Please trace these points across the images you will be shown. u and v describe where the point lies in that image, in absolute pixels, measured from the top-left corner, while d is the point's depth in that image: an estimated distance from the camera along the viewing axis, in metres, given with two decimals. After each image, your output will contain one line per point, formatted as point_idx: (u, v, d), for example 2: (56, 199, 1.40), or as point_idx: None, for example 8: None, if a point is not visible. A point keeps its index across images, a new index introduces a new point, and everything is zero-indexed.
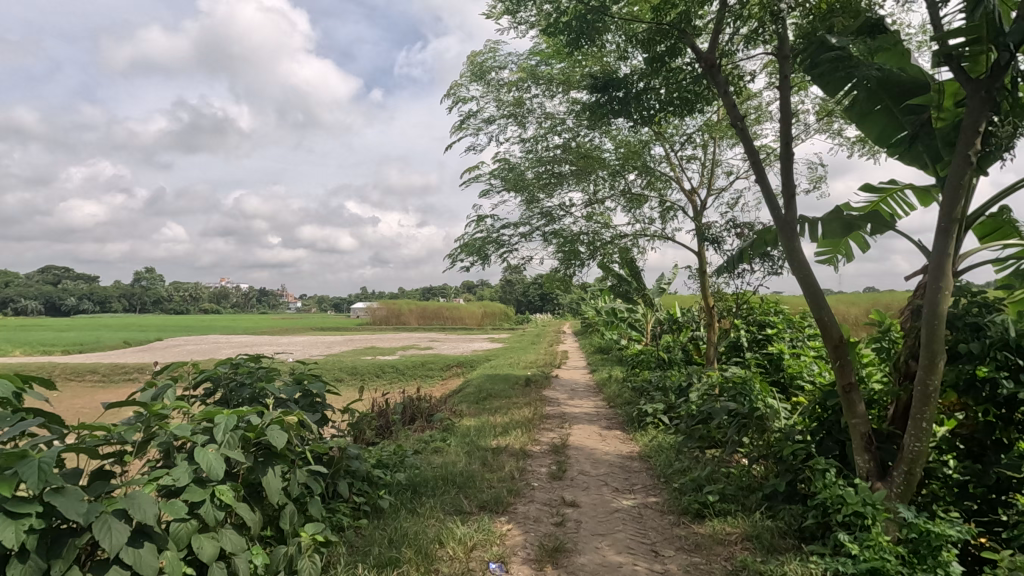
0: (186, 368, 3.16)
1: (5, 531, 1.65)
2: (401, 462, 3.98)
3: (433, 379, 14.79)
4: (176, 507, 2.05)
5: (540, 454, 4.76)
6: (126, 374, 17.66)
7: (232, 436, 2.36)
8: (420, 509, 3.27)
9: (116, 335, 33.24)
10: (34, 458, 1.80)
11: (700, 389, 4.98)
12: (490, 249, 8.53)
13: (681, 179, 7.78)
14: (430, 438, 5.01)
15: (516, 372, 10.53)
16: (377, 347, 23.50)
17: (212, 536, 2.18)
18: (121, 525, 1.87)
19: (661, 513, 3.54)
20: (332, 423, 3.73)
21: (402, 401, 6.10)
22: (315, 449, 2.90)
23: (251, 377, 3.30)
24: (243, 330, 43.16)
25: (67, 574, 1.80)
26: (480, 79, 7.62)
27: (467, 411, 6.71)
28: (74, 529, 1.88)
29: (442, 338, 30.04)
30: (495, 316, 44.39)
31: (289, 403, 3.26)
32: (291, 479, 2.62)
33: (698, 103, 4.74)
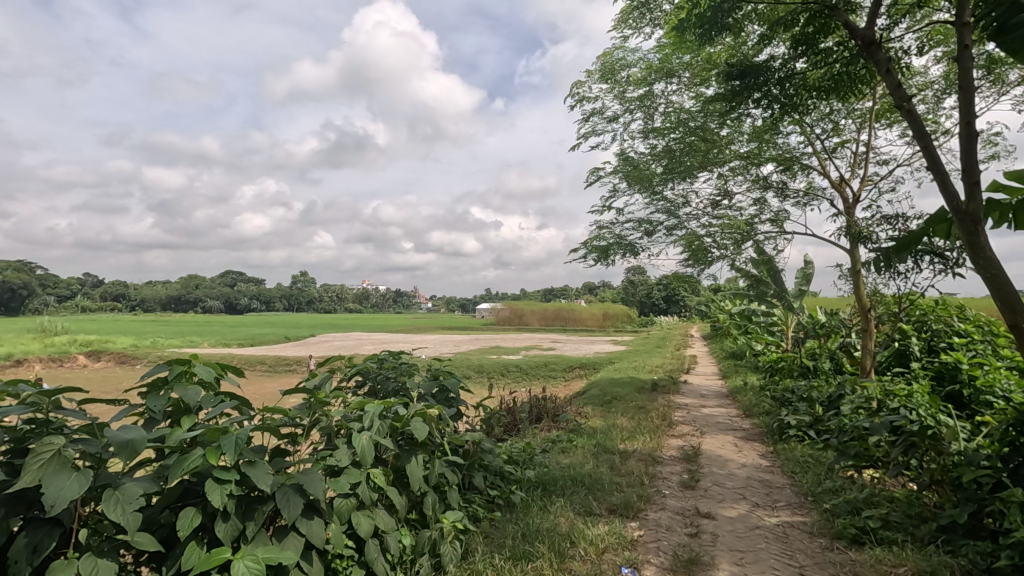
0: (344, 360, 3.52)
1: (214, 493, 1.96)
2: (530, 460, 4.08)
3: (556, 380, 14.94)
4: (340, 486, 2.29)
5: (670, 461, 4.60)
6: (288, 366, 20.25)
7: (382, 425, 2.58)
8: (551, 507, 3.33)
9: (278, 331, 37.93)
10: (233, 434, 2.12)
11: (853, 402, 4.49)
12: (614, 249, 8.42)
13: (827, 170, 7.10)
14: (557, 438, 5.08)
15: (640, 376, 10.25)
16: (501, 347, 24.27)
17: (368, 514, 2.41)
18: (296, 498, 2.12)
19: (810, 535, 3.24)
20: (466, 419, 3.92)
21: (529, 400, 6.24)
22: (453, 442, 3.07)
23: (395, 372, 3.58)
24: (380, 329, 46.94)
25: (257, 535, 2.09)
26: (609, 79, 7.57)
27: (592, 413, 6.67)
28: (261, 497, 2.17)
29: (565, 340, 30.21)
30: (617, 318, 43.63)
31: (427, 398, 3.49)
32: (432, 468, 2.79)
33: (852, 87, 4.27)
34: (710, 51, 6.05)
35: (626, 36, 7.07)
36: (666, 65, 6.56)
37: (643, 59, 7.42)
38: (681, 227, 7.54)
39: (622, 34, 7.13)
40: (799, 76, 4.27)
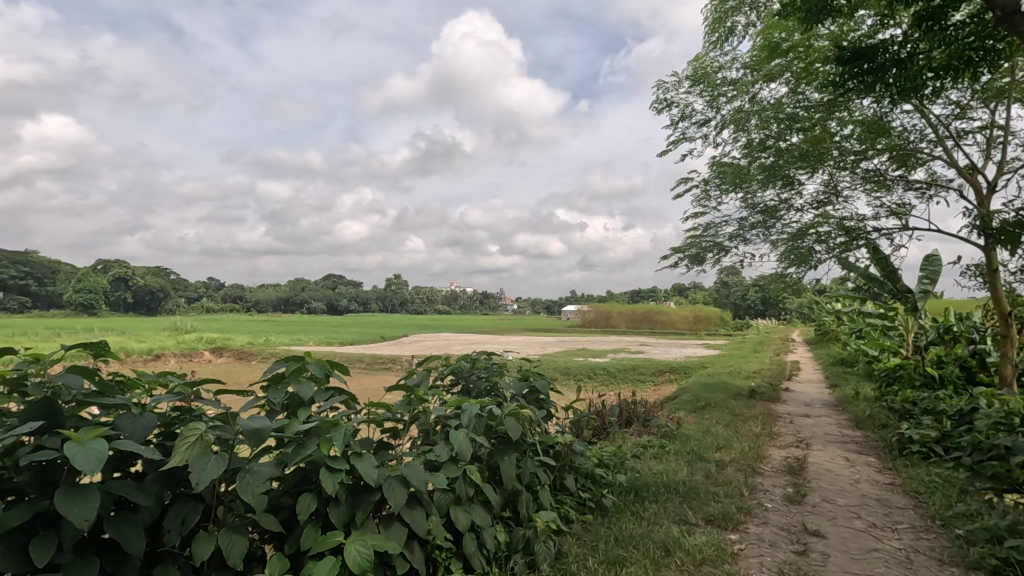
0: (440, 360, 3.66)
1: (328, 480, 2.12)
2: (621, 464, 4.02)
3: (644, 384, 14.57)
4: (439, 480, 2.39)
5: (772, 473, 4.34)
6: (384, 364, 21.39)
7: (478, 423, 2.66)
8: (644, 513, 3.27)
9: (373, 332, 40.07)
10: (343, 426, 2.28)
11: (990, 417, 4.00)
12: (709, 252, 8.11)
13: (953, 157, 6.39)
14: (648, 443, 4.96)
15: (736, 382, 9.72)
16: (588, 349, 24.06)
17: (465, 509, 2.49)
18: (400, 489, 2.25)
19: (939, 563, 2.93)
20: (556, 420, 3.93)
21: (619, 404, 6.13)
22: (544, 443, 3.09)
23: (487, 372, 3.67)
24: (467, 330, 48.20)
25: (365, 523, 2.23)
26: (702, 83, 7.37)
27: (685, 419, 6.44)
28: (368, 487, 2.31)
29: (653, 343, 29.35)
30: (709, 321, 41.74)
31: (518, 398, 3.54)
32: (525, 467, 2.84)
33: (985, 66, 3.83)
34: (811, 42, 5.68)
35: (718, 39, 6.85)
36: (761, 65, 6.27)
37: (737, 60, 7.15)
38: (782, 226, 7.11)
39: (715, 35, 6.90)
40: (919, 57, 3.88)
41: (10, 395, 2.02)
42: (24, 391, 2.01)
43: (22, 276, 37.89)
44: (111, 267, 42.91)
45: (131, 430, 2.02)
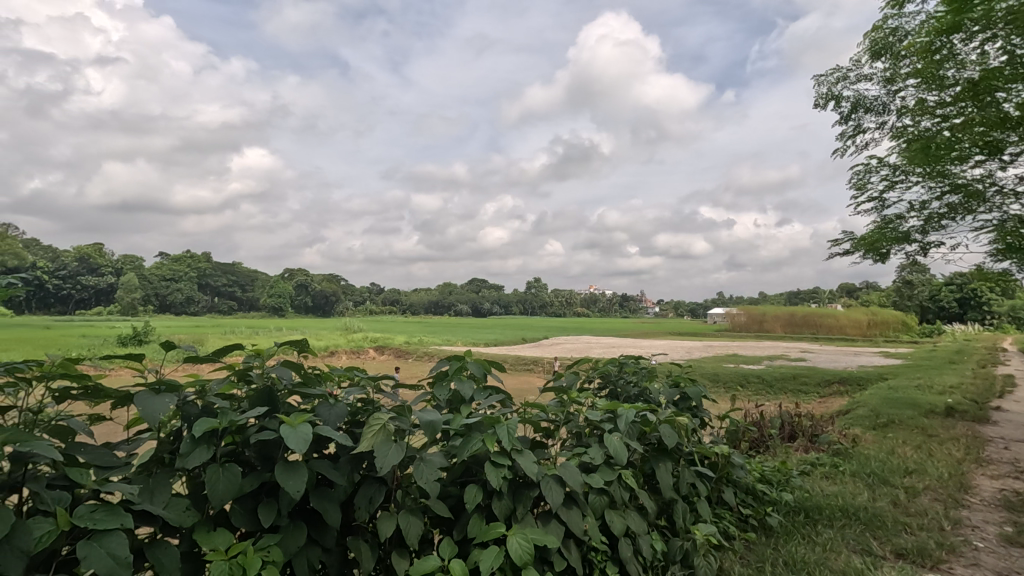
0: (589, 362, 3.67)
1: (492, 474, 2.25)
2: (787, 481, 3.70)
3: (808, 395, 13.21)
4: (595, 482, 2.41)
5: (982, 507, 3.67)
6: (527, 365, 22.14)
7: (632, 428, 2.63)
8: (818, 538, 2.97)
9: (515, 334, 41.42)
10: (503, 424, 2.40)
11: None
12: (893, 245, 7.15)
13: None
14: (817, 461, 4.50)
15: (926, 397, 8.40)
16: (739, 355, 22.45)
17: (621, 514, 2.49)
18: (558, 488, 2.31)
19: None
20: (711, 429, 3.74)
21: (781, 415, 5.65)
22: (701, 452, 2.96)
23: (636, 376, 3.61)
24: (607, 333, 47.74)
25: (525, 518, 2.33)
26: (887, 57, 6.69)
27: (862, 437, 5.72)
28: (527, 483, 2.41)
29: (816, 350, 26.42)
30: (886, 327, 36.46)
31: (670, 405, 3.43)
32: (681, 477, 2.74)
33: None
34: None
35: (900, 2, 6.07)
36: (955, 24, 5.42)
37: (926, 23, 6.24)
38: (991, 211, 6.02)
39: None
40: None
41: (240, 382, 2.45)
42: (250, 379, 2.43)
43: (231, 284, 45.46)
44: (294, 275, 49.72)
45: (328, 417, 2.34)
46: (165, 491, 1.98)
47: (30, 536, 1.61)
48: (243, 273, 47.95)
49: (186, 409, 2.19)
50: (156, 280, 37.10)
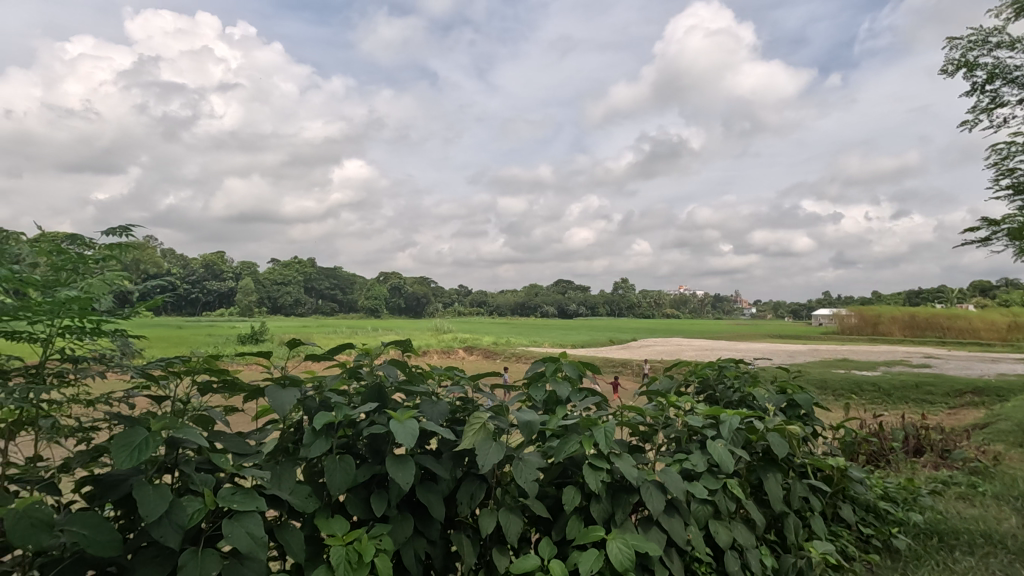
0: (687, 365, 3.53)
1: (591, 477, 2.24)
2: (914, 499, 3.37)
3: (935, 405, 11.91)
4: (699, 490, 2.32)
5: None
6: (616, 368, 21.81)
7: (737, 436, 2.51)
8: (956, 567, 2.69)
9: (602, 335, 40.88)
10: (601, 425, 2.38)
11: None
12: None
13: None
14: (950, 479, 4.05)
15: None
16: (851, 360, 20.65)
17: (726, 526, 2.38)
18: (659, 495, 2.25)
19: None
20: (823, 439, 3.49)
21: (904, 427, 5.14)
22: (814, 464, 2.76)
23: (738, 381, 3.42)
24: (699, 335, 45.83)
25: (625, 523, 2.30)
26: None
27: (1006, 455, 5.06)
28: (626, 487, 2.37)
29: (942, 355, 23.73)
30: None
31: (777, 412, 3.24)
32: (792, 490, 2.57)
33: None
34: None
35: None
36: None
37: None
38: None
39: None
40: None
41: (351, 379, 2.63)
42: (360, 376, 2.60)
43: (332, 287, 48.69)
44: (388, 278, 52.28)
45: (431, 414, 2.44)
46: (291, 477, 2.16)
47: (183, 513, 1.82)
48: (343, 277, 51.15)
49: (307, 403, 2.38)
50: (268, 284, 40.65)
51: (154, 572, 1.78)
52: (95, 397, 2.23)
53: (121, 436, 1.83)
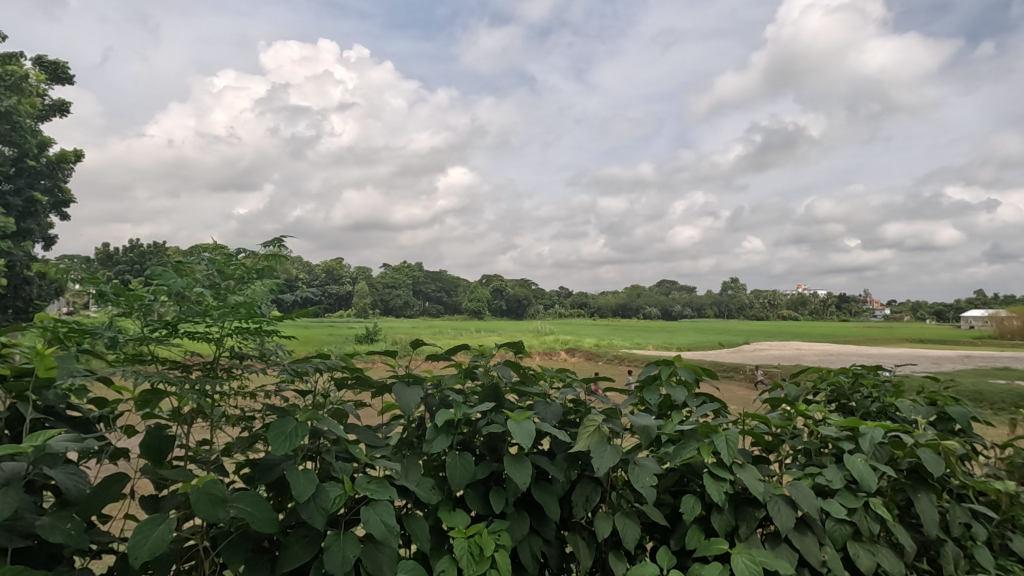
0: (818, 372, 3.26)
1: (713, 487, 2.15)
2: None
3: None
4: (836, 508, 2.14)
5: None
6: None
7: (881, 450, 2.29)
8: None
9: (710, 338, 38.95)
10: (722, 433, 2.27)
11: None
12: None
13: None
14: None
15: None
16: (1014, 369, 17.93)
17: (868, 549, 2.18)
18: (789, 511, 2.11)
19: None
20: (985, 459, 3.07)
21: None
22: (977, 487, 2.43)
23: (878, 392, 3.10)
24: (821, 338, 42.16)
25: (751, 537, 2.18)
26: None
27: None
28: (751, 500, 2.25)
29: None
30: None
31: (925, 427, 2.90)
32: (949, 514, 2.29)
33: None
34: None
35: None
36: None
37: None
38: None
39: None
40: None
41: (468, 379, 2.73)
42: (476, 376, 2.70)
43: (438, 289, 50.94)
44: (490, 281, 53.67)
45: (545, 415, 2.48)
46: (417, 471, 2.29)
47: (327, 497, 2.00)
48: (448, 280, 53.31)
49: (428, 401, 2.52)
50: (381, 288, 43.47)
51: (304, 550, 1.98)
52: (254, 390, 2.53)
53: (275, 425, 2.05)
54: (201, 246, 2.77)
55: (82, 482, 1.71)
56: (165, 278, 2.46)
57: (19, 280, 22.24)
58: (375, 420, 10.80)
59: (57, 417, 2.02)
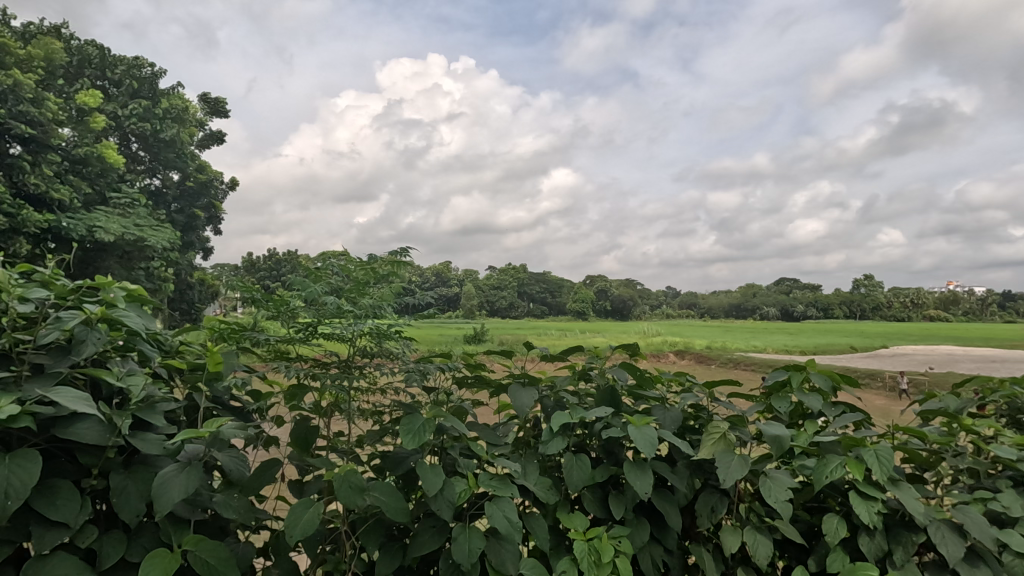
0: (986, 383, 2.84)
1: (860, 506, 1.96)
2: None
3: None
4: (1016, 540, 1.87)
5: None
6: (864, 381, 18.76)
7: None
8: None
9: (840, 341, 35.40)
10: (870, 448, 2.06)
11: None
12: None
13: None
14: None
15: None
16: None
17: None
18: (956, 539, 1.87)
19: None
20: None
21: None
22: None
23: None
24: (980, 342, 36.69)
25: (908, 564, 1.97)
26: None
27: None
28: (907, 523, 2.04)
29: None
30: None
31: None
32: None
33: None
34: None
35: None
36: None
37: None
38: None
39: None
40: None
41: (582, 381, 2.72)
42: (590, 379, 2.67)
43: (542, 290, 51.27)
44: (594, 281, 53.06)
45: (664, 421, 2.40)
46: (535, 471, 2.32)
47: (453, 491, 2.09)
48: (552, 280, 53.49)
49: (544, 402, 2.54)
50: (487, 290, 44.65)
51: (433, 540, 2.09)
52: (384, 387, 2.72)
53: (406, 421, 2.18)
54: (335, 254, 3.01)
55: (244, 466, 1.93)
56: (305, 284, 2.71)
57: (184, 286, 25.73)
58: (492, 418, 11.13)
59: (224, 407, 2.30)
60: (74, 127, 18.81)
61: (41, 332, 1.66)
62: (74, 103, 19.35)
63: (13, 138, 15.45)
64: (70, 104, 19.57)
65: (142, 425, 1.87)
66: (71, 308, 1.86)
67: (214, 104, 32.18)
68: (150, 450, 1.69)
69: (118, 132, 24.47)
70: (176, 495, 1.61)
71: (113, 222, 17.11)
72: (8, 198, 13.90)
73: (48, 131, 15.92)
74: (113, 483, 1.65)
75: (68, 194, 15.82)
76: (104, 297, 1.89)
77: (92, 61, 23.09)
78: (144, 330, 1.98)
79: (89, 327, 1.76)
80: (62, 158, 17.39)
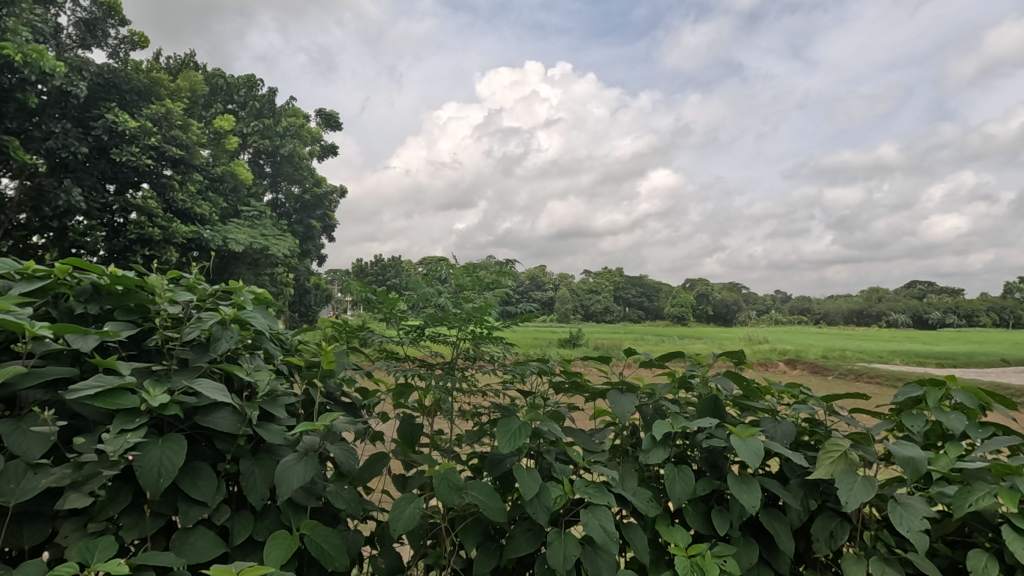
0: None
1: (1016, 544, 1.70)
2: None
3: None
4: None
5: None
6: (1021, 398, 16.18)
7: None
8: None
9: None
10: None
11: None
12: None
13: None
14: None
15: None
16: None
17: None
18: None
19: None
20: None
21: None
22: None
23: None
24: None
25: None
26: None
27: None
28: None
29: None
30: None
31: None
32: None
33: None
34: None
35: None
36: None
37: None
38: None
39: None
40: None
41: (683, 389, 2.60)
42: (692, 386, 2.55)
43: None
44: (693, 283, 50.72)
45: (774, 434, 2.23)
46: (633, 480, 2.26)
47: (548, 496, 2.08)
48: None
49: (643, 409, 2.46)
50: None
51: (530, 543, 2.10)
52: (482, 390, 2.80)
53: (502, 423, 2.20)
54: (437, 258, 3.13)
55: (354, 458, 2.06)
56: (412, 287, 2.84)
57: (302, 290, 28.12)
58: (588, 424, 10.95)
59: (338, 402, 2.47)
60: (212, 148, 21.22)
61: (185, 331, 1.89)
62: (212, 127, 21.84)
63: (165, 161, 17.72)
64: (209, 128, 22.11)
65: (268, 416, 2.06)
66: (209, 310, 2.10)
67: (327, 118, 34.75)
68: (274, 439, 1.85)
69: (246, 150, 27.23)
70: (296, 483, 1.75)
71: (243, 233, 19.04)
72: (161, 213, 16.00)
73: (193, 153, 18.12)
74: (243, 468, 1.83)
75: (208, 209, 17.84)
76: (235, 299, 2.11)
77: (223, 88, 25.85)
78: (268, 330, 2.18)
79: (224, 326, 1.96)
80: (204, 176, 19.72)
